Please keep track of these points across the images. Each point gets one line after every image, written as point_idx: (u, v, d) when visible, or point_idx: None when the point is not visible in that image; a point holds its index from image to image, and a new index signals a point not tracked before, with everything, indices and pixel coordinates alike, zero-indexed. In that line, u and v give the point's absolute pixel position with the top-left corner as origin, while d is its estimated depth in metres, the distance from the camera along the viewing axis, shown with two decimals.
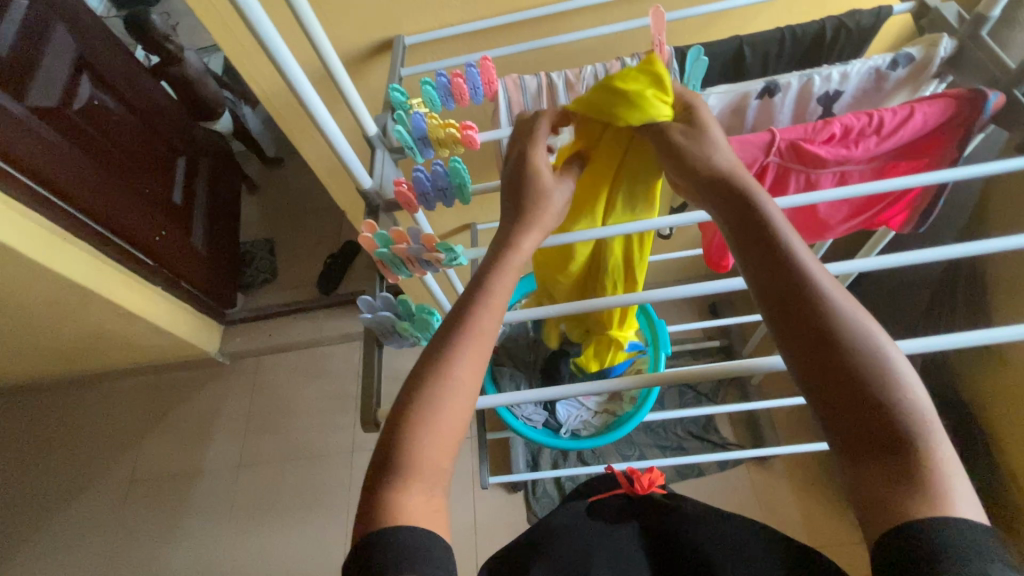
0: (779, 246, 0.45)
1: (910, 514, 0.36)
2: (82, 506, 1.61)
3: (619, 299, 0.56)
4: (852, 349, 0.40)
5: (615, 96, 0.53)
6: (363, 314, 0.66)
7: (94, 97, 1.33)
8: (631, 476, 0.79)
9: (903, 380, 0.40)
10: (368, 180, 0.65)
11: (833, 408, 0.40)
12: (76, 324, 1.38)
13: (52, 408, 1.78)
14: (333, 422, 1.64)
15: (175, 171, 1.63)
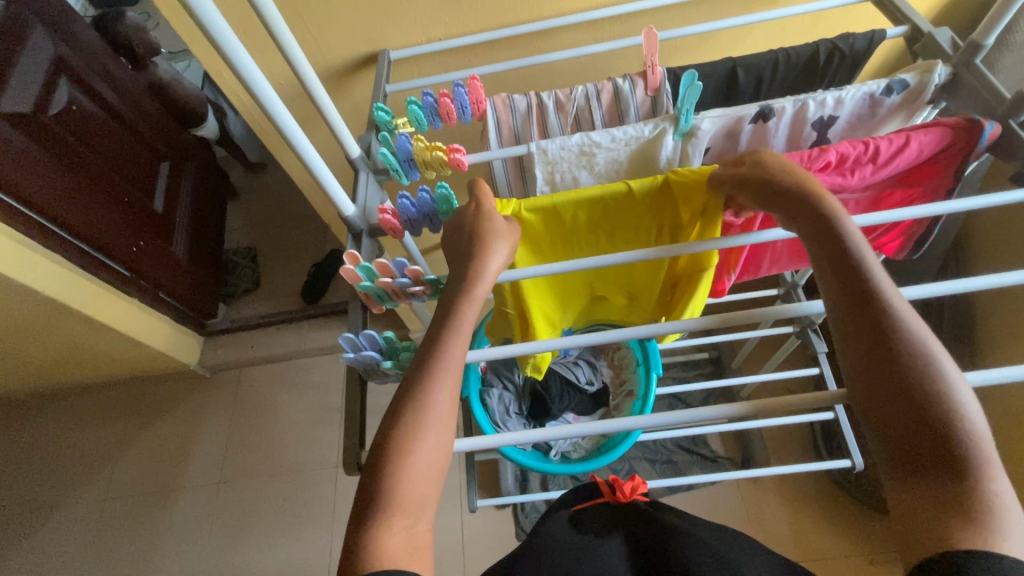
0: (850, 261, 0.46)
1: (953, 541, 0.38)
2: (54, 524, 1.55)
3: (602, 335, 0.53)
4: (918, 372, 0.41)
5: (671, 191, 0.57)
6: (346, 352, 0.61)
7: (73, 100, 1.28)
8: (613, 483, 0.75)
9: (958, 400, 0.41)
10: (352, 207, 0.61)
11: (899, 423, 0.41)
12: (49, 339, 1.33)
13: (23, 422, 1.72)
14: (317, 436, 1.60)
15: (157, 178, 1.59)
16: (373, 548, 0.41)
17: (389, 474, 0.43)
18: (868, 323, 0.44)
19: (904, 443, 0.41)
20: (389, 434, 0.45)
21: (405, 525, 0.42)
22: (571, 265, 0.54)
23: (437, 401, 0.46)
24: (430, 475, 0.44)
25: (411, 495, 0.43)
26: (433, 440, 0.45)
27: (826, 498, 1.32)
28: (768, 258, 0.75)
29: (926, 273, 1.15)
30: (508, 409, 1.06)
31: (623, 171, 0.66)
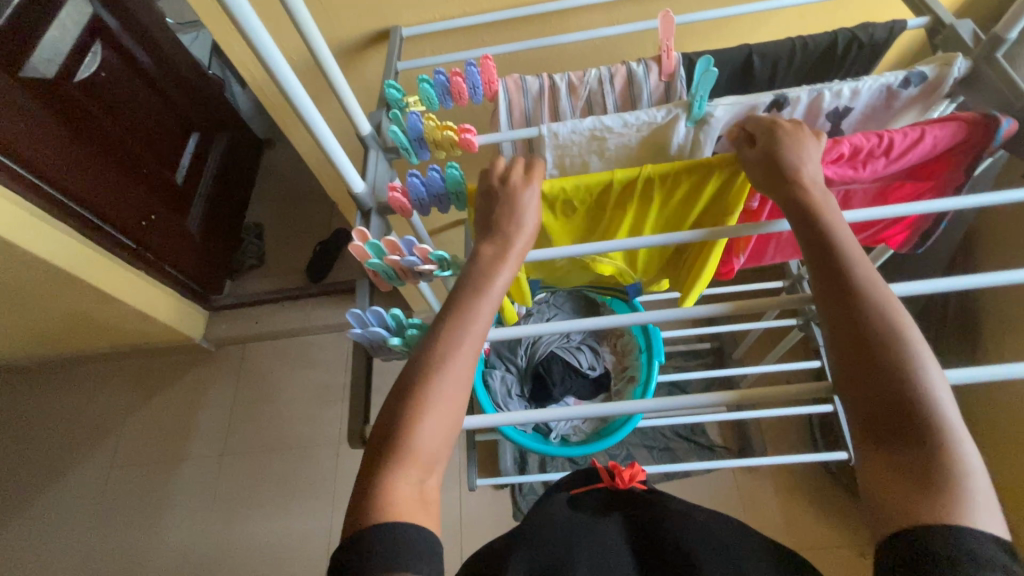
0: (826, 237, 0.48)
1: (920, 514, 0.37)
2: (62, 488, 1.59)
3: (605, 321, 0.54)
4: (888, 340, 0.42)
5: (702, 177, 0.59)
6: (353, 329, 0.61)
7: (103, 66, 1.30)
8: (613, 470, 0.77)
9: (928, 373, 0.41)
10: (361, 184, 0.60)
11: (867, 392, 0.42)
12: (58, 306, 1.34)
13: (32, 389, 1.75)
14: (320, 411, 1.62)
15: (183, 151, 1.62)
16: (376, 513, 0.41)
17: (398, 444, 0.44)
18: (841, 297, 0.45)
19: (872, 412, 0.41)
20: (398, 404, 0.45)
21: (412, 493, 0.43)
22: (594, 248, 0.56)
23: (456, 377, 0.47)
24: (436, 453, 0.45)
25: (416, 475, 0.44)
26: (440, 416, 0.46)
27: (820, 488, 1.34)
28: (775, 245, 0.75)
29: (934, 269, 1.14)
30: (510, 391, 1.05)
31: (632, 156, 0.67)
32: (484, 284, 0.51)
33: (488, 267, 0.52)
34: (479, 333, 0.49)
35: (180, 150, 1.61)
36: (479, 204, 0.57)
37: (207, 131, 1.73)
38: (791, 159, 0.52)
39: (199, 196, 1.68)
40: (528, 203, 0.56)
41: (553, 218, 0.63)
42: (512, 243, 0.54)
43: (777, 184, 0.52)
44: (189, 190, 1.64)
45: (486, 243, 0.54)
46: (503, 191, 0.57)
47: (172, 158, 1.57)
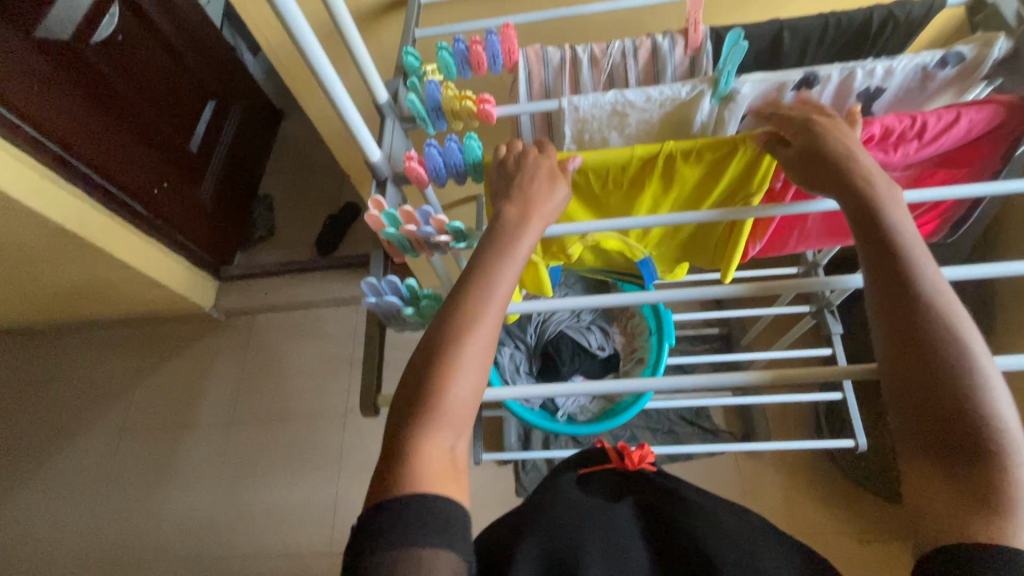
0: (888, 240, 0.46)
1: (970, 531, 0.37)
2: (76, 449, 1.63)
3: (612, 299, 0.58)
4: (952, 352, 0.41)
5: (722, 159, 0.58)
6: (367, 297, 0.61)
7: (119, 29, 1.29)
8: (622, 450, 0.78)
9: (990, 389, 0.40)
10: (378, 153, 0.59)
11: (924, 405, 0.41)
12: (71, 271, 1.35)
13: (47, 352, 1.78)
14: (328, 383, 1.64)
15: (199, 119, 1.61)
16: (403, 485, 0.41)
17: (422, 414, 0.44)
18: (901, 304, 0.44)
19: (926, 426, 0.41)
20: (419, 380, 0.46)
21: (438, 462, 0.43)
22: (622, 223, 0.57)
23: (478, 346, 0.47)
24: (460, 425, 0.46)
25: (440, 447, 0.44)
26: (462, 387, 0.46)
27: (822, 476, 1.35)
28: (796, 236, 0.74)
29: (951, 259, 1.12)
30: (519, 367, 1.06)
31: (653, 133, 0.65)
32: (506, 249, 0.51)
33: (510, 232, 0.52)
34: (502, 301, 0.49)
35: (196, 119, 1.60)
36: (499, 175, 0.56)
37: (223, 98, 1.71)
38: (848, 155, 0.51)
39: (213, 166, 1.68)
40: (554, 170, 0.55)
41: (575, 192, 0.62)
42: (537, 207, 0.53)
43: (834, 181, 0.51)
44: (202, 158, 1.63)
45: (507, 204, 0.53)
46: (524, 164, 0.56)
47: (187, 126, 1.56)
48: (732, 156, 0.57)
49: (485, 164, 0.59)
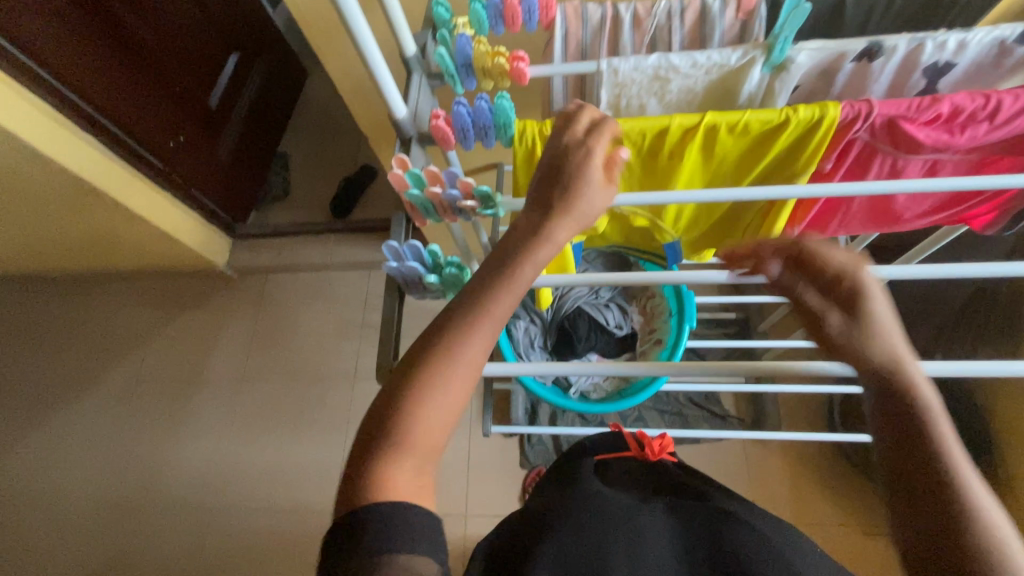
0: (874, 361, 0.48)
1: None
2: (92, 396, 1.67)
3: (648, 277, 0.54)
4: (935, 474, 0.43)
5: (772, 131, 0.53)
6: (387, 262, 0.58)
7: None
8: (642, 440, 0.77)
9: (979, 510, 0.41)
10: (404, 110, 0.56)
11: (914, 524, 0.43)
12: (85, 220, 1.35)
13: (64, 300, 1.80)
14: (338, 346, 1.64)
15: (222, 72, 1.56)
16: (379, 489, 0.40)
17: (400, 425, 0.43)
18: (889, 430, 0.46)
19: (919, 545, 0.42)
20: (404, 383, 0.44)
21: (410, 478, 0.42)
22: (660, 197, 0.53)
23: (469, 363, 0.45)
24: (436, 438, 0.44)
25: (414, 460, 0.42)
26: (436, 397, 0.44)
27: (830, 468, 1.34)
28: (839, 219, 0.70)
29: (992, 254, 1.07)
30: (533, 342, 1.04)
31: (695, 103, 0.61)
32: (517, 261, 0.48)
33: (524, 244, 0.49)
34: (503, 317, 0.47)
35: (219, 72, 1.56)
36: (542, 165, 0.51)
37: (250, 50, 1.66)
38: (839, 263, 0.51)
39: (233, 122, 1.65)
40: (588, 178, 0.49)
41: None
42: (560, 221, 0.49)
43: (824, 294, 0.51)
44: (223, 112, 1.60)
45: (529, 212, 0.50)
46: (563, 162, 0.50)
47: (210, 80, 1.52)
48: (783, 130, 0.52)
49: (519, 136, 0.55)
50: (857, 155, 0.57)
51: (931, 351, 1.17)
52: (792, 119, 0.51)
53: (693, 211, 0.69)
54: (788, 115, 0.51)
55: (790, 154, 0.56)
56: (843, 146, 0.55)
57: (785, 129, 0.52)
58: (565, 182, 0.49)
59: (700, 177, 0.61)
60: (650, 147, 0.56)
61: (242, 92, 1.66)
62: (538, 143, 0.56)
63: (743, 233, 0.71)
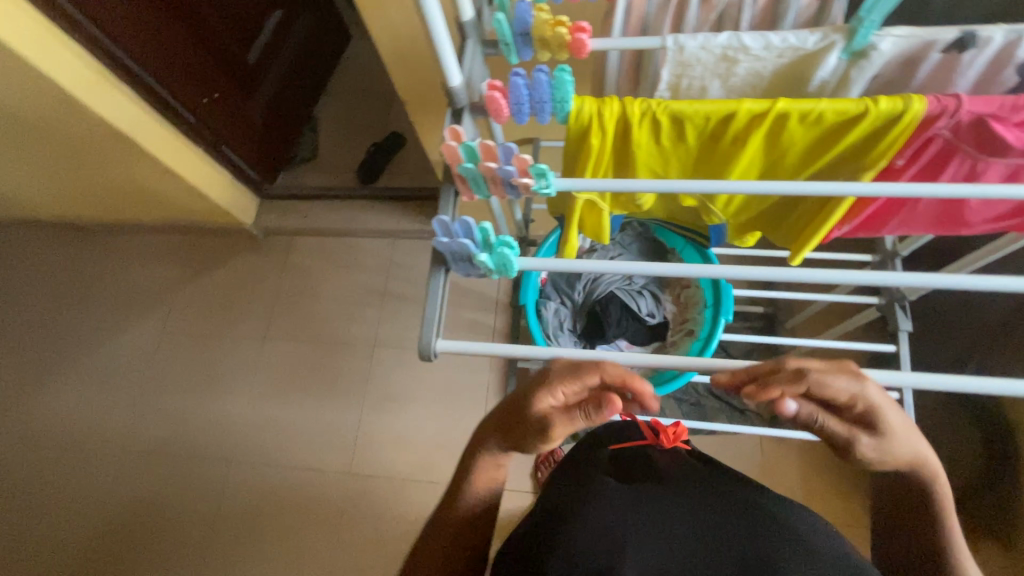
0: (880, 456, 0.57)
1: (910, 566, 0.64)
2: (120, 344, 1.71)
3: (688, 268, 0.54)
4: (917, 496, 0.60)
5: (843, 123, 0.50)
6: (435, 237, 0.50)
7: None
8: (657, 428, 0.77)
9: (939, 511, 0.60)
10: (458, 78, 0.54)
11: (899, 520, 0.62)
12: (118, 170, 1.36)
13: (95, 248, 1.84)
14: (359, 312, 1.65)
15: (260, 31, 1.54)
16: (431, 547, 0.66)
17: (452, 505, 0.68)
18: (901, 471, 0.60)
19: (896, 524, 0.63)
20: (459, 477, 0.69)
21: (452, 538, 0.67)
22: (719, 188, 0.51)
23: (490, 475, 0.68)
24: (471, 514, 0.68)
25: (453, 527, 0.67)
26: (488, 466, 0.68)
27: (847, 470, 1.32)
28: (898, 220, 0.67)
29: None
30: (563, 324, 1.03)
31: (761, 87, 0.58)
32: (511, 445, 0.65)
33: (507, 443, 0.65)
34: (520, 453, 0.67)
35: (257, 30, 1.53)
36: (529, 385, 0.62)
37: (289, 8, 1.63)
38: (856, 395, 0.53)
39: (268, 81, 1.62)
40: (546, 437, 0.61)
41: (664, 144, 0.56)
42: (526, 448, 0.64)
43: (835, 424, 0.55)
44: (261, 71, 1.58)
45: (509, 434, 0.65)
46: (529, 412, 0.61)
47: (248, 38, 1.50)
48: (855, 122, 0.50)
49: (575, 114, 0.53)
50: (935, 153, 0.53)
51: (965, 361, 1.14)
52: (867, 112, 0.48)
53: (745, 199, 0.66)
54: (862, 108, 0.48)
55: (861, 149, 0.53)
56: (921, 143, 0.52)
57: (857, 123, 0.50)
58: (527, 424, 0.61)
59: (756, 167, 0.58)
60: (707, 134, 0.54)
61: (282, 53, 1.64)
62: (592, 123, 0.53)
63: (793, 226, 0.68)
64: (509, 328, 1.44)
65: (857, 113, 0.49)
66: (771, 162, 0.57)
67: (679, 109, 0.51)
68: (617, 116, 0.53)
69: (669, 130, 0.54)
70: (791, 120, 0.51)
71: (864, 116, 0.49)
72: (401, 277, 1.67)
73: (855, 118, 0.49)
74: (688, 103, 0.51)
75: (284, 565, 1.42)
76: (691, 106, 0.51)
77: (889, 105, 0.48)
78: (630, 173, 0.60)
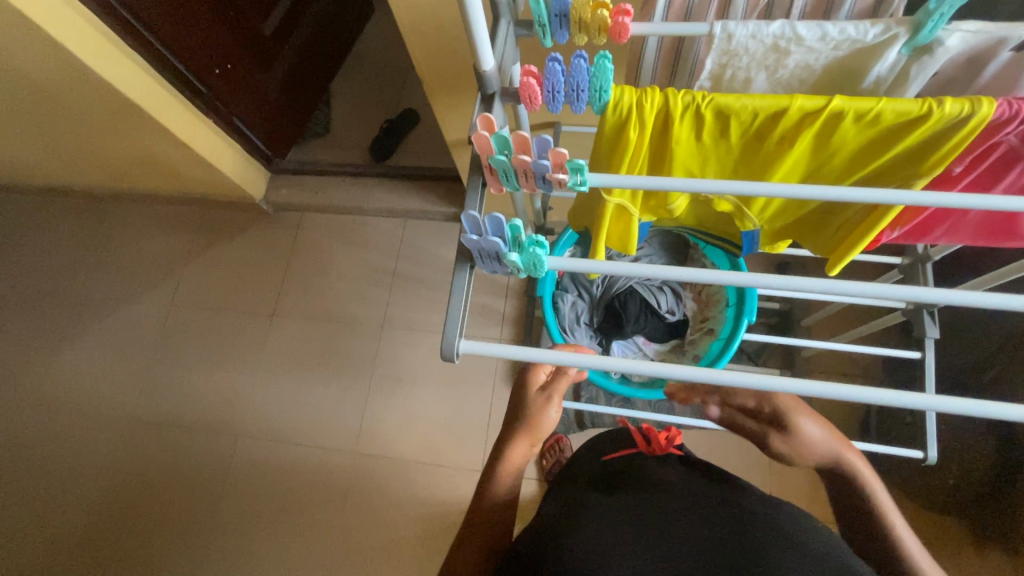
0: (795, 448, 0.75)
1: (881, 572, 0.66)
2: (128, 314, 1.70)
3: (724, 275, 0.51)
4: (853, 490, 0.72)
5: (900, 125, 0.47)
6: (464, 235, 0.47)
7: None
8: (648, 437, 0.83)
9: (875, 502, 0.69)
10: (491, 62, 0.51)
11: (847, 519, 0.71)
12: (127, 139, 1.33)
13: (105, 217, 1.82)
14: (367, 293, 1.63)
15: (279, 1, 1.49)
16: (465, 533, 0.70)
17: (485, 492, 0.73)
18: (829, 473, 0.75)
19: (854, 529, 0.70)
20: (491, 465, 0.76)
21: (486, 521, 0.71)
22: (761, 189, 0.48)
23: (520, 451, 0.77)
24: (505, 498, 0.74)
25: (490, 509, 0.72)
26: (521, 447, 0.77)
27: None
28: (945, 226, 0.63)
29: None
30: (579, 318, 1.02)
31: (810, 81, 0.55)
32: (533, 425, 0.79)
33: (524, 428, 0.79)
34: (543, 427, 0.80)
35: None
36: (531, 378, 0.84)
37: None
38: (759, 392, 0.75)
39: (286, 53, 1.58)
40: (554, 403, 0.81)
41: (705, 140, 0.53)
42: (538, 425, 0.79)
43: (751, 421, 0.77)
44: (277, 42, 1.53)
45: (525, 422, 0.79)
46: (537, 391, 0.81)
47: (267, 7, 1.46)
48: (916, 123, 0.46)
49: (613, 105, 0.50)
50: (996, 159, 0.50)
51: (985, 368, 1.11)
52: (930, 113, 0.45)
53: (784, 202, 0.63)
54: (924, 108, 0.45)
55: (917, 152, 0.50)
56: (983, 148, 0.49)
57: (917, 124, 0.46)
58: (536, 398, 0.81)
59: (800, 168, 0.55)
60: (752, 132, 0.51)
61: (300, 25, 1.59)
62: (631, 114, 0.50)
63: (832, 234, 0.66)
64: (519, 315, 1.42)
65: (918, 114, 0.46)
66: (817, 164, 0.54)
67: (725, 104, 0.48)
68: (659, 108, 0.50)
69: (712, 126, 0.51)
70: (845, 119, 0.48)
71: (926, 117, 0.46)
72: (411, 258, 1.65)
73: (915, 119, 0.46)
74: (735, 98, 0.48)
75: (289, 539, 1.43)
76: (738, 100, 0.48)
77: (955, 106, 0.45)
78: (666, 170, 0.57)
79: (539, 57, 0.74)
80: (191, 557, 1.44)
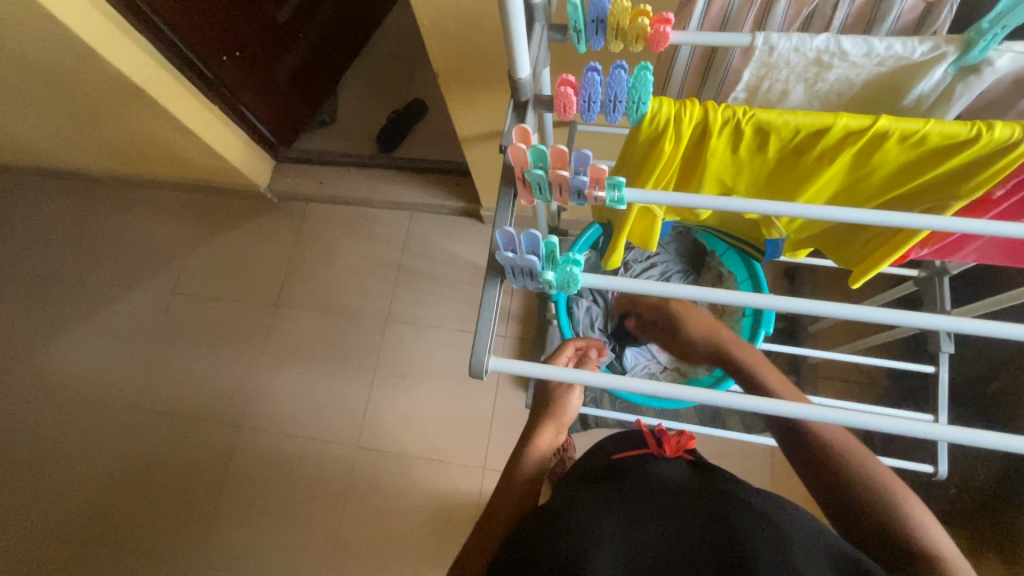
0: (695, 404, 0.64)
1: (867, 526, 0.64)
2: (129, 300, 1.69)
3: (751, 298, 0.50)
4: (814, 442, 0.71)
5: (945, 148, 0.46)
6: (500, 250, 0.47)
7: None
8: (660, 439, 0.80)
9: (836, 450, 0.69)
10: (526, 70, 0.50)
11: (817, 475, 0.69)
12: (130, 124, 1.30)
13: (107, 201, 1.79)
14: (371, 286, 1.62)
15: None
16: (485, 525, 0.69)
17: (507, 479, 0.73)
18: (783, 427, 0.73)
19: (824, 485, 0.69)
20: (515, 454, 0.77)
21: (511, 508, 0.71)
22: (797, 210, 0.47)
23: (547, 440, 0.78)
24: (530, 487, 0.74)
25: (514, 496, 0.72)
26: (548, 434, 0.79)
27: None
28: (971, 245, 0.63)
29: None
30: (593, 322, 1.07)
31: (848, 95, 0.54)
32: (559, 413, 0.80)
33: (549, 417, 0.80)
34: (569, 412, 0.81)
35: None
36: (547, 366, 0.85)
37: None
38: None
39: (300, 41, 1.54)
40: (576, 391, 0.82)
41: (740, 154, 0.52)
42: (562, 415, 0.80)
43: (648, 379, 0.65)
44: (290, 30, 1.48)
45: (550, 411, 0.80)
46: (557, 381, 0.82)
47: None
48: (961, 148, 0.45)
49: (650, 117, 0.48)
50: None
51: (989, 381, 1.11)
52: (977, 139, 0.44)
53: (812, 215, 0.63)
54: (971, 134, 0.44)
55: (957, 175, 0.49)
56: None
57: (963, 148, 0.46)
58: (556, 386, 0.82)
59: (835, 185, 0.54)
60: (791, 147, 0.50)
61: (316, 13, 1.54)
62: (669, 126, 0.49)
63: (858, 248, 0.65)
64: (525, 314, 1.41)
65: (964, 140, 0.45)
66: (852, 182, 0.53)
67: (768, 119, 0.47)
68: (697, 121, 0.48)
69: (750, 140, 0.49)
70: (889, 140, 0.47)
71: (973, 142, 0.45)
72: (415, 252, 1.63)
73: (961, 144, 0.45)
74: (778, 114, 0.46)
75: (287, 529, 1.43)
76: (780, 116, 0.46)
77: (1001, 133, 0.44)
78: (697, 182, 0.56)
79: (563, 58, 0.72)
80: (189, 546, 1.44)
